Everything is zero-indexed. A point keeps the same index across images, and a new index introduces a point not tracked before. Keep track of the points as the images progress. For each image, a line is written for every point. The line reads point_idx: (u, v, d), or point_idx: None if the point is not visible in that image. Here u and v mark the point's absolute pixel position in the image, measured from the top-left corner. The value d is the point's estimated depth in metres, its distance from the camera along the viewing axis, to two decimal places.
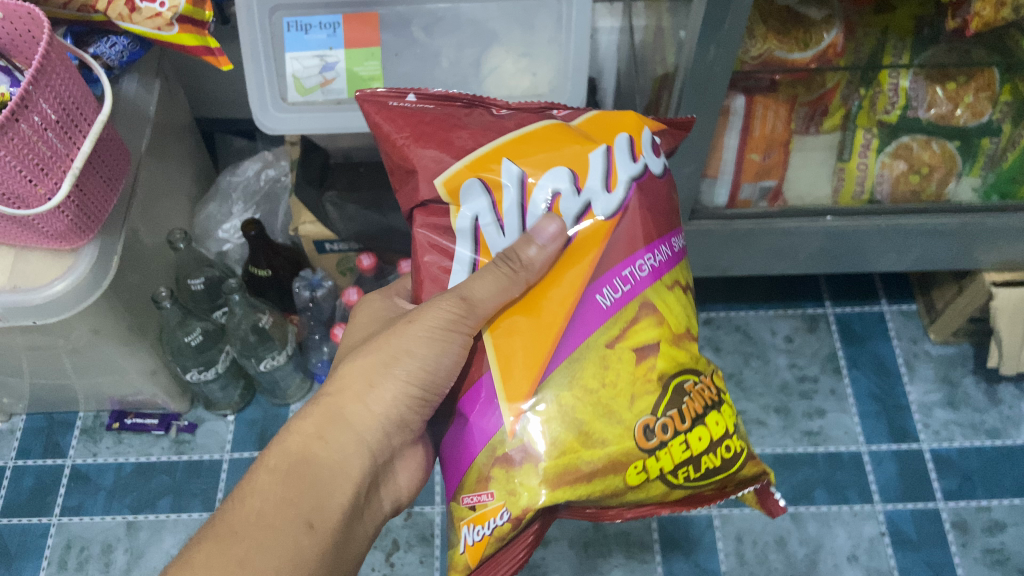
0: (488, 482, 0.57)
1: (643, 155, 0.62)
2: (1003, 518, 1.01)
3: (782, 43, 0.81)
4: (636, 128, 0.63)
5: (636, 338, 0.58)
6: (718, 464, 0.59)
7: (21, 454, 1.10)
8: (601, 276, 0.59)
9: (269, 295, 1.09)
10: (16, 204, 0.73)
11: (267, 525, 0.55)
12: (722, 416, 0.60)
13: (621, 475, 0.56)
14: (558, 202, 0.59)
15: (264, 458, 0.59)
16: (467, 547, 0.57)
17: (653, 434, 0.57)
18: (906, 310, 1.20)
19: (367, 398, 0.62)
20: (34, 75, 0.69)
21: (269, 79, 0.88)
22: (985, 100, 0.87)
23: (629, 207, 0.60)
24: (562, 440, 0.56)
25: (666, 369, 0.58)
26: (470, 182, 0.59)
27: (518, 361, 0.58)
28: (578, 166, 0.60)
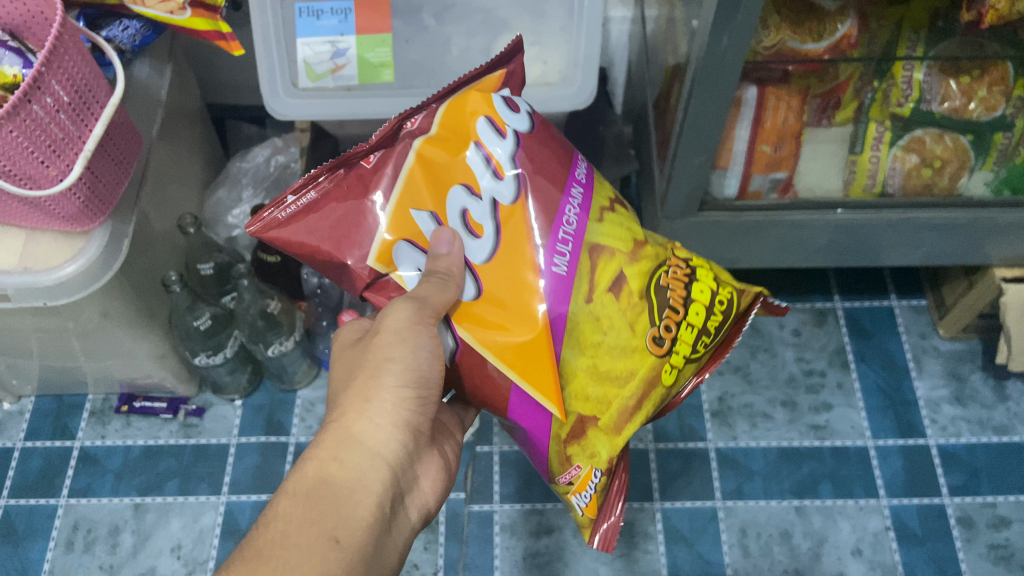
0: (572, 458, 0.70)
1: (507, 124, 0.68)
2: (1009, 514, 1.01)
3: (795, 34, 0.81)
4: (489, 103, 0.67)
5: (605, 277, 0.68)
6: (722, 316, 0.71)
7: (29, 436, 1.11)
8: (550, 245, 0.66)
9: (279, 281, 1.08)
10: (28, 185, 0.73)
11: (291, 546, 0.55)
12: (703, 283, 0.71)
13: (659, 384, 0.69)
14: (471, 216, 0.66)
15: (282, 487, 0.59)
16: (584, 509, 0.72)
17: (661, 338, 0.68)
18: (916, 305, 1.19)
19: (370, 412, 0.62)
20: (47, 57, 0.69)
21: (281, 64, 0.88)
22: (998, 94, 0.86)
23: (527, 178, 0.67)
24: (604, 395, 0.68)
25: (639, 285, 0.68)
26: (398, 245, 0.64)
27: (526, 361, 0.65)
28: (468, 178, 0.66)
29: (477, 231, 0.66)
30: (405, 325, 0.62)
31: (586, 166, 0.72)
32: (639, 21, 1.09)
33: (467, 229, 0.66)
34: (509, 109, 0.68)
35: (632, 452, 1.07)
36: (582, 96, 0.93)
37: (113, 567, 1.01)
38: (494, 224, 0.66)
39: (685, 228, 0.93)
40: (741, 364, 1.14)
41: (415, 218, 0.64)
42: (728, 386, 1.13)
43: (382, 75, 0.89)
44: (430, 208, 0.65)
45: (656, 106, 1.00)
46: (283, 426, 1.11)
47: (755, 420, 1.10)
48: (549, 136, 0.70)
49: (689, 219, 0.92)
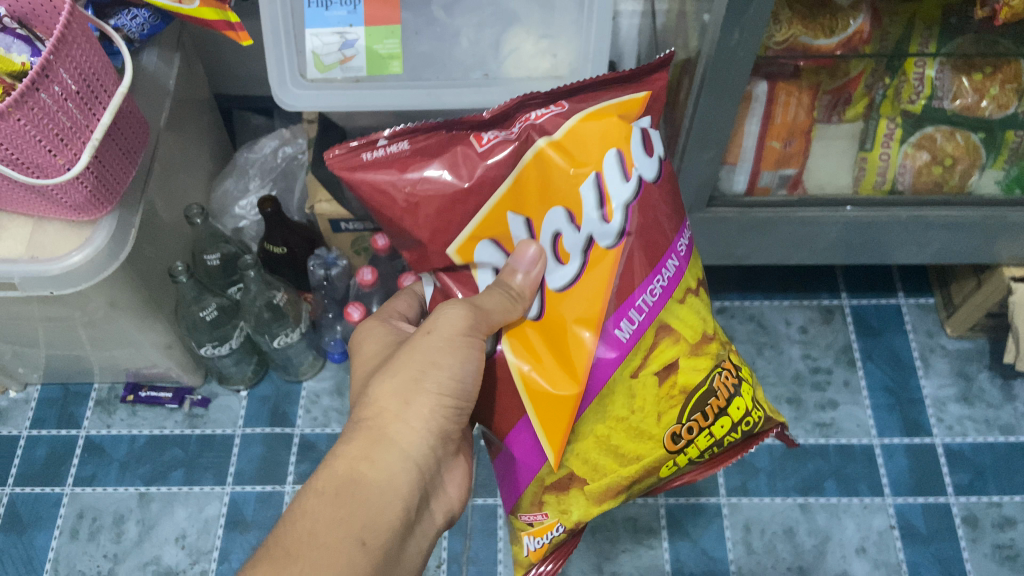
0: (543, 504, 0.66)
1: (635, 167, 0.59)
2: (1014, 514, 1.00)
3: (807, 29, 0.80)
4: (625, 135, 0.58)
5: (660, 359, 0.61)
6: (741, 437, 0.66)
7: (35, 424, 1.11)
8: (621, 306, 0.59)
9: (285, 272, 1.09)
10: (35, 173, 0.73)
11: (317, 548, 0.54)
12: (744, 399, 0.65)
13: (655, 472, 0.65)
14: (561, 243, 0.59)
15: (311, 482, 0.58)
16: (530, 551, 0.69)
17: (680, 438, 0.63)
18: (924, 303, 1.19)
19: (405, 415, 0.60)
20: (56, 46, 0.69)
21: (289, 54, 0.88)
22: (1010, 92, 0.85)
23: (632, 232, 0.58)
24: (603, 466, 0.63)
25: (689, 382, 0.62)
26: (481, 242, 0.60)
27: (553, 411, 0.60)
28: (573, 202, 0.58)
29: (562, 258, 0.59)
30: (457, 334, 0.59)
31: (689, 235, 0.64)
32: (649, 15, 1.08)
33: (554, 254, 0.59)
34: (645, 150, 0.60)
35: None
36: None
37: (117, 555, 1.01)
38: (581, 262, 0.59)
39: (692, 224, 0.93)
40: (747, 361, 1.14)
41: (508, 222, 0.59)
42: None
43: (390, 67, 0.89)
44: (526, 212, 0.59)
45: (665, 101, 1.00)
46: (288, 418, 1.11)
47: None
48: (672, 192, 0.62)
49: (697, 215, 0.92)
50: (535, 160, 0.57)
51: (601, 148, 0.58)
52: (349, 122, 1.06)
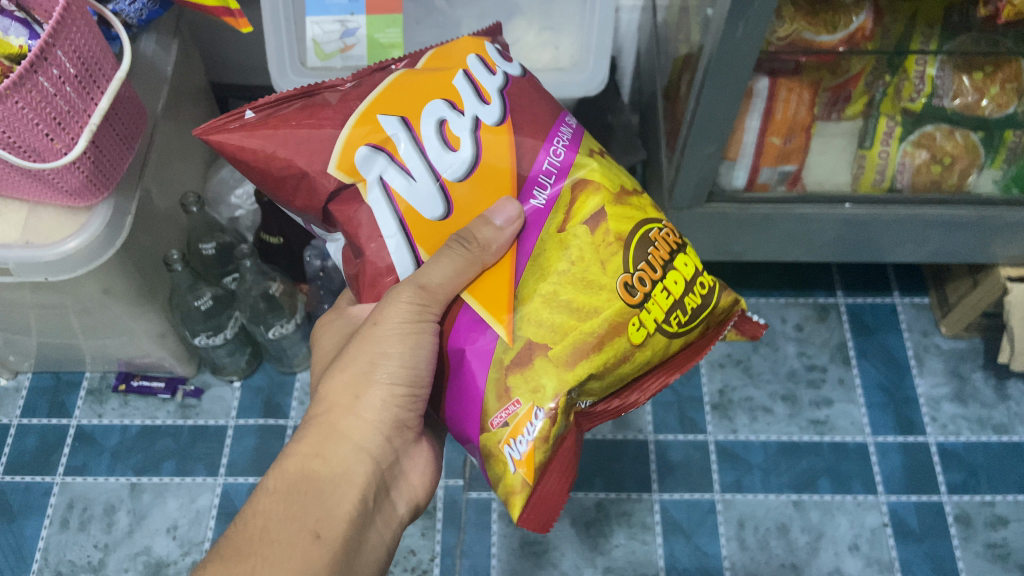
0: (510, 391, 0.60)
1: (497, 66, 0.66)
2: (1007, 513, 1.01)
3: (810, 25, 0.80)
4: (477, 47, 0.67)
5: (583, 212, 0.62)
6: (699, 302, 0.64)
7: (26, 412, 1.10)
8: (528, 181, 0.63)
9: (280, 262, 1.08)
10: (31, 157, 0.72)
11: (272, 542, 0.58)
12: (689, 257, 0.65)
13: (624, 335, 0.60)
14: (450, 128, 0.62)
15: (265, 482, 0.61)
16: (516, 463, 0.60)
17: (636, 289, 0.61)
18: (919, 302, 1.19)
19: (356, 408, 0.63)
20: (55, 27, 0.69)
21: (289, 43, 0.87)
22: (1011, 92, 0.86)
23: (511, 112, 0.64)
24: (562, 325, 0.60)
25: (621, 229, 0.62)
26: (361, 148, 0.60)
27: (487, 289, 0.62)
28: (451, 94, 0.63)
29: (454, 145, 0.62)
30: (411, 320, 0.60)
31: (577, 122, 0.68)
32: (648, 11, 1.08)
33: (443, 141, 0.61)
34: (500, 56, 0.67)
35: (632, 444, 1.07)
36: (593, 84, 0.91)
37: (107, 546, 1.00)
38: (472, 142, 0.62)
39: (691, 219, 0.93)
40: (742, 358, 1.14)
41: (384, 123, 0.61)
42: (729, 379, 1.12)
43: (391, 56, 0.88)
44: (401, 113, 0.61)
45: (665, 96, 1.00)
46: (282, 409, 1.10)
47: (756, 413, 1.10)
48: (540, 91, 0.68)
49: (696, 210, 0.92)
50: (404, 75, 0.63)
51: (460, 57, 0.65)
52: None
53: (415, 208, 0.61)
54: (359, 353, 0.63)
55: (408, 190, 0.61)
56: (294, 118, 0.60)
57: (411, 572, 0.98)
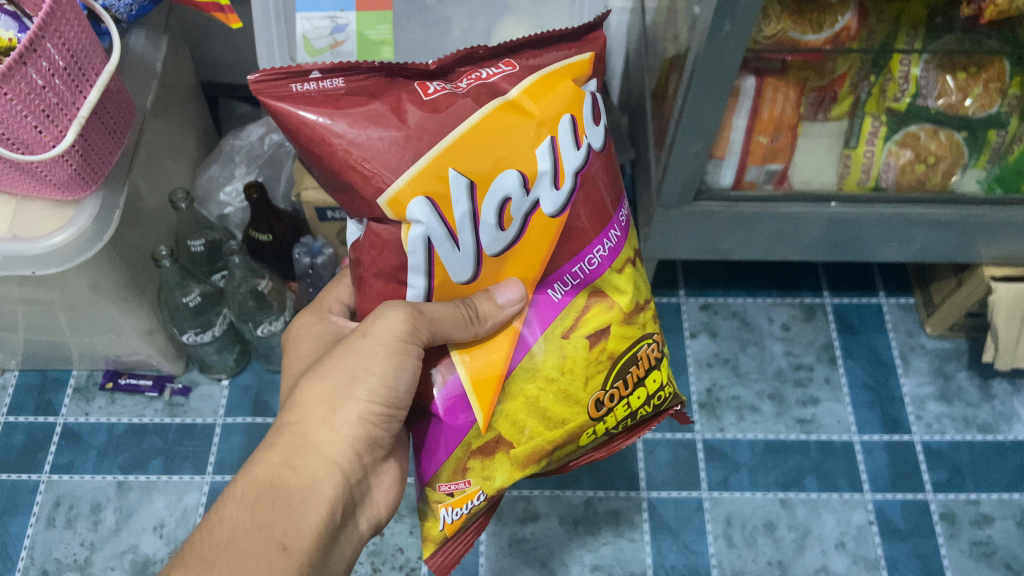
0: (466, 471, 0.64)
1: (584, 136, 0.62)
2: (991, 512, 1.02)
3: (795, 24, 0.81)
4: (576, 104, 0.61)
5: (588, 326, 0.64)
6: (652, 411, 0.70)
7: (12, 410, 1.09)
8: (551, 275, 0.64)
9: (269, 260, 1.08)
10: (19, 149, 0.72)
11: (237, 553, 0.57)
12: (659, 373, 0.69)
13: (576, 442, 0.66)
14: (509, 207, 0.59)
15: (233, 485, 0.60)
16: (445, 524, 0.65)
17: (603, 406, 0.66)
18: (904, 303, 1.20)
19: (331, 421, 0.61)
20: (45, 20, 0.69)
21: (280, 40, 0.87)
22: (994, 92, 0.87)
23: (574, 201, 0.62)
24: (531, 429, 0.64)
25: (613, 348, 0.65)
26: (417, 197, 0.55)
27: (481, 363, 0.63)
28: (527, 167, 0.59)
29: (505, 225, 0.59)
30: (395, 339, 0.58)
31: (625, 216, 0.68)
32: (638, 11, 1.09)
33: (498, 221, 0.59)
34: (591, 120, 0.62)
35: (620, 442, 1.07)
36: None
37: (94, 544, 1.00)
38: (519, 225, 0.60)
39: (678, 217, 0.93)
40: (729, 357, 1.15)
41: (451, 181, 0.56)
42: (716, 378, 1.13)
43: (381, 52, 0.88)
44: (471, 175, 0.57)
45: (654, 96, 1.01)
46: (270, 407, 1.10)
47: (742, 412, 1.10)
48: (610, 167, 0.65)
49: (684, 208, 0.92)
50: (497, 112, 0.58)
51: (556, 115, 0.60)
52: None
53: (446, 272, 0.59)
54: (340, 363, 0.62)
55: (449, 255, 0.58)
56: (361, 111, 0.55)
57: (399, 570, 0.98)
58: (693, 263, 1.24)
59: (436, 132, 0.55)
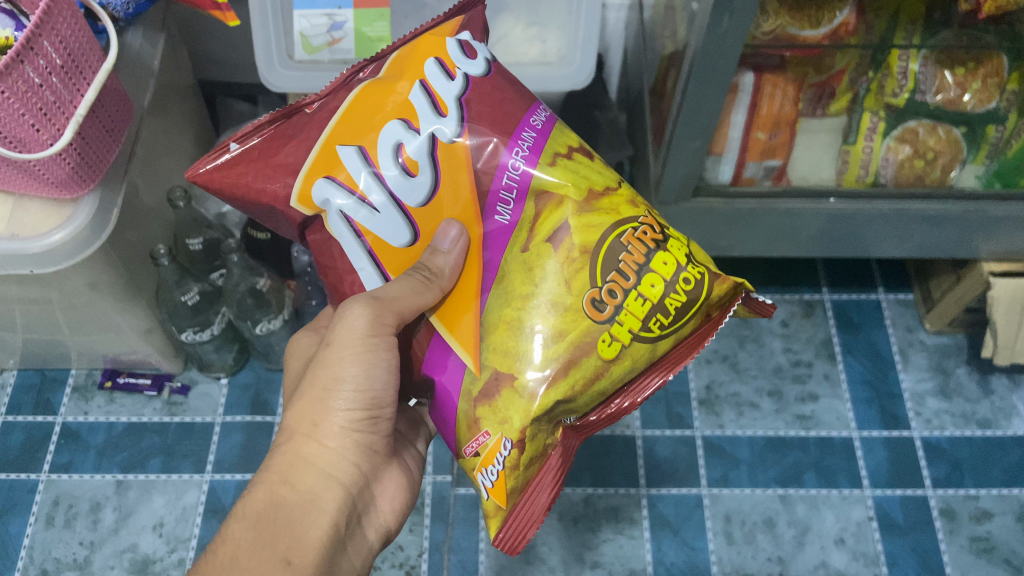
0: (481, 421, 0.61)
1: (457, 67, 0.63)
2: (991, 507, 1.02)
3: (794, 19, 0.81)
4: (437, 47, 0.64)
5: (547, 226, 0.61)
6: (684, 300, 0.61)
7: (11, 409, 1.09)
8: (488, 199, 0.62)
9: (268, 259, 1.08)
10: (17, 148, 0.72)
11: (244, 571, 0.58)
12: (671, 252, 0.62)
13: (594, 353, 0.60)
14: (405, 151, 0.61)
15: (236, 507, 0.62)
16: (490, 491, 0.62)
17: (602, 305, 0.60)
18: (903, 299, 1.20)
19: (318, 435, 0.63)
20: (42, 18, 0.69)
21: (276, 35, 0.87)
22: (992, 86, 0.87)
23: (471, 121, 0.62)
24: (524, 351, 0.60)
25: (585, 241, 0.61)
26: (318, 182, 0.61)
27: (455, 314, 0.63)
28: (407, 112, 0.62)
29: (414, 171, 0.61)
30: (362, 338, 0.61)
31: (547, 114, 0.65)
32: (636, 8, 1.08)
33: (403, 168, 0.61)
34: (464, 53, 0.64)
35: (620, 439, 1.07)
36: (581, 77, 0.91)
37: (93, 543, 0.99)
38: (428, 161, 0.61)
39: (677, 214, 0.93)
40: (729, 354, 1.15)
41: (341, 156, 0.61)
42: (716, 374, 1.13)
43: (378, 50, 0.88)
44: (358, 142, 0.61)
45: (652, 92, 1.00)
46: (269, 406, 1.10)
47: (742, 408, 1.10)
48: (510, 81, 0.66)
49: (683, 204, 0.92)
50: (364, 90, 0.63)
51: (418, 65, 0.63)
52: None
53: (380, 237, 0.62)
54: (314, 381, 0.63)
55: (376, 224, 0.62)
56: (263, 151, 0.63)
57: (399, 568, 0.98)
58: None
59: (319, 125, 0.62)
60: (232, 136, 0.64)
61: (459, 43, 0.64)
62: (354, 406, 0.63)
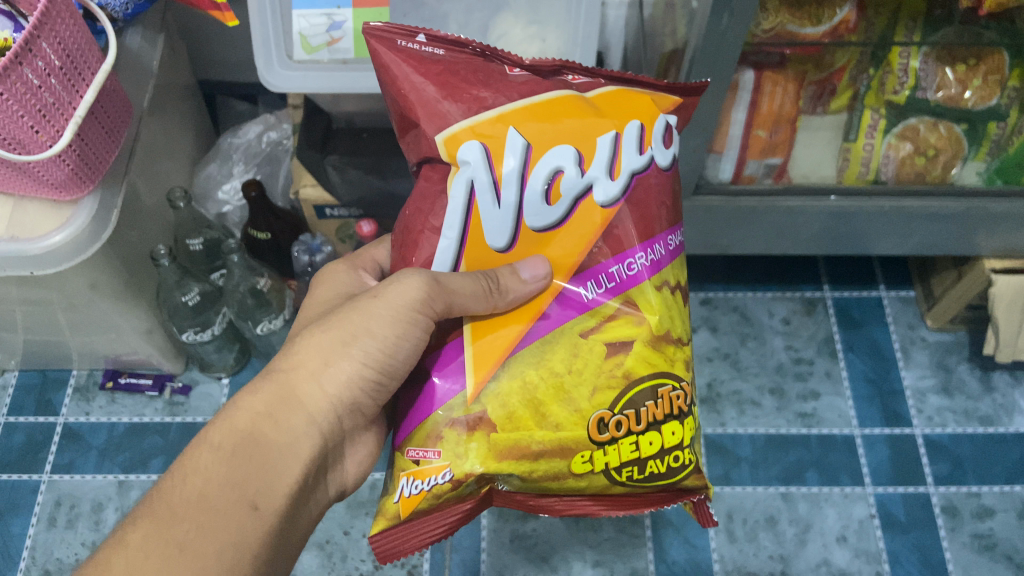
0: (438, 440, 0.57)
1: (651, 146, 0.61)
2: (993, 504, 1.01)
3: (794, 17, 0.80)
4: (648, 116, 0.62)
5: (613, 333, 0.59)
6: (661, 471, 0.59)
7: (13, 410, 1.09)
8: (592, 267, 0.60)
9: (268, 258, 1.08)
10: (16, 149, 0.72)
11: (210, 511, 0.53)
12: (683, 427, 0.60)
13: (565, 459, 0.58)
14: (559, 182, 0.59)
15: (208, 431, 0.57)
16: (401, 498, 0.58)
17: (606, 429, 0.58)
18: (904, 296, 1.20)
19: (321, 377, 0.60)
20: (40, 19, 0.69)
21: (275, 36, 0.87)
22: (993, 84, 0.86)
23: (630, 198, 0.60)
24: (515, 418, 0.57)
25: (631, 369, 0.58)
26: (468, 143, 0.58)
27: (492, 331, 0.59)
28: (585, 147, 0.59)
29: (552, 201, 0.59)
30: (407, 308, 0.57)
31: (678, 242, 0.64)
32: (636, 6, 1.08)
33: (545, 195, 0.59)
34: (663, 140, 0.62)
35: None
36: None
37: (95, 543, 1.00)
38: (566, 207, 0.59)
39: None
40: (730, 352, 1.15)
41: (507, 141, 0.58)
42: (717, 372, 1.13)
43: None
44: (528, 137, 0.58)
45: None
46: None
47: (743, 406, 1.10)
48: (673, 193, 0.63)
49: (683, 203, 0.92)
50: (565, 101, 0.60)
51: (625, 118, 0.61)
52: (336, 108, 1.04)
53: (482, 229, 0.59)
54: (346, 327, 0.61)
55: (485, 211, 0.59)
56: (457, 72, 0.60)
57: (400, 567, 0.98)
58: (693, 258, 1.24)
59: (512, 95, 0.59)
60: (422, 29, 0.61)
61: (667, 128, 0.62)
62: (367, 368, 0.60)
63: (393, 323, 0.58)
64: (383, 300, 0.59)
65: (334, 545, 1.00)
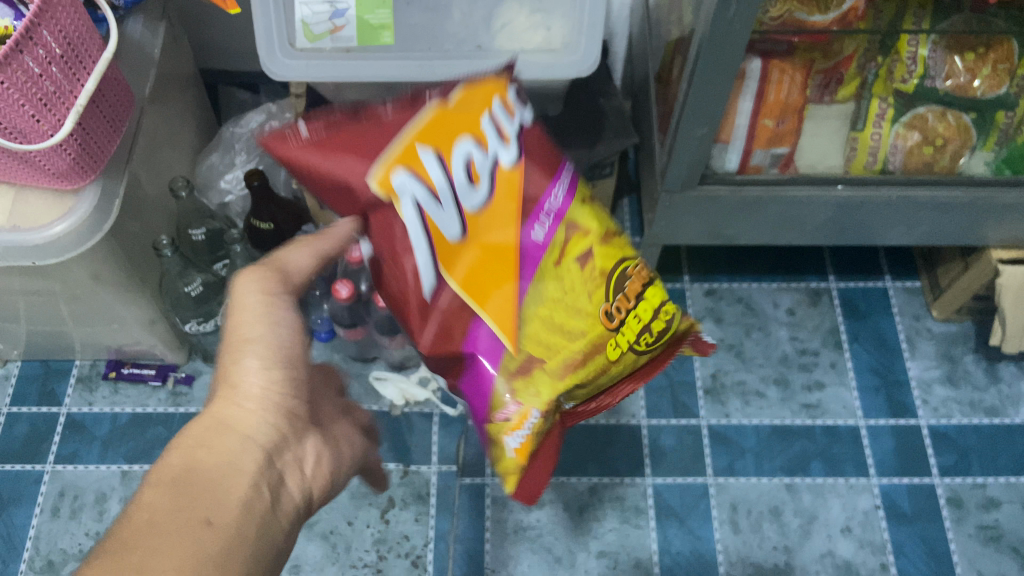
0: (516, 391, 0.58)
1: (514, 111, 0.61)
2: (998, 496, 1.01)
3: (802, 5, 0.80)
4: (493, 88, 0.61)
5: (576, 248, 0.61)
6: (666, 323, 0.63)
7: (16, 401, 1.09)
8: (533, 208, 0.60)
9: (271, 249, 1.07)
10: (17, 139, 0.71)
11: (137, 569, 0.42)
12: (658, 289, 0.64)
13: (602, 354, 0.60)
14: (473, 164, 0.57)
15: (137, 486, 0.48)
16: (514, 450, 0.59)
17: (614, 315, 0.60)
18: (910, 286, 1.19)
19: (243, 390, 0.53)
20: (40, 7, 0.68)
21: (278, 23, 0.83)
22: (1003, 72, 0.86)
23: (526, 152, 0.61)
24: (551, 340, 0.59)
25: (604, 263, 0.61)
26: (399, 171, 0.54)
27: (485, 290, 0.58)
28: (477, 129, 0.58)
29: (475, 181, 0.57)
30: (258, 300, 0.54)
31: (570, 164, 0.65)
32: None
33: (466, 176, 0.57)
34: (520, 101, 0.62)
35: (625, 429, 1.07)
36: (587, 63, 0.87)
37: (99, 534, 1.00)
38: (490, 181, 0.58)
39: (684, 202, 0.93)
40: (734, 343, 1.15)
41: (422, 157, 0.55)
42: (722, 363, 1.13)
43: (381, 37, 0.85)
44: (436, 146, 0.56)
45: (657, 79, 1.00)
46: None
47: (748, 397, 1.10)
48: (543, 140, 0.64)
49: (689, 193, 0.91)
50: (438, 117, 0.57)
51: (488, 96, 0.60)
52: (337, 95, 0.98)
53: (443, 236, 0.56)
54: (224, 344, 0.54)
55: (437, 218, 0.55)
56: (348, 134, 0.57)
57: (404, 558, 0.98)
58: (697, 248, 1.24)
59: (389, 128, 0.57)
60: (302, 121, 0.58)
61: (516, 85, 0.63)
62: (271, 362, 0.54)
63: (254, 320, 0.54)
64: (241, 308, 0.54)
65: (338, 536, 0.99)
